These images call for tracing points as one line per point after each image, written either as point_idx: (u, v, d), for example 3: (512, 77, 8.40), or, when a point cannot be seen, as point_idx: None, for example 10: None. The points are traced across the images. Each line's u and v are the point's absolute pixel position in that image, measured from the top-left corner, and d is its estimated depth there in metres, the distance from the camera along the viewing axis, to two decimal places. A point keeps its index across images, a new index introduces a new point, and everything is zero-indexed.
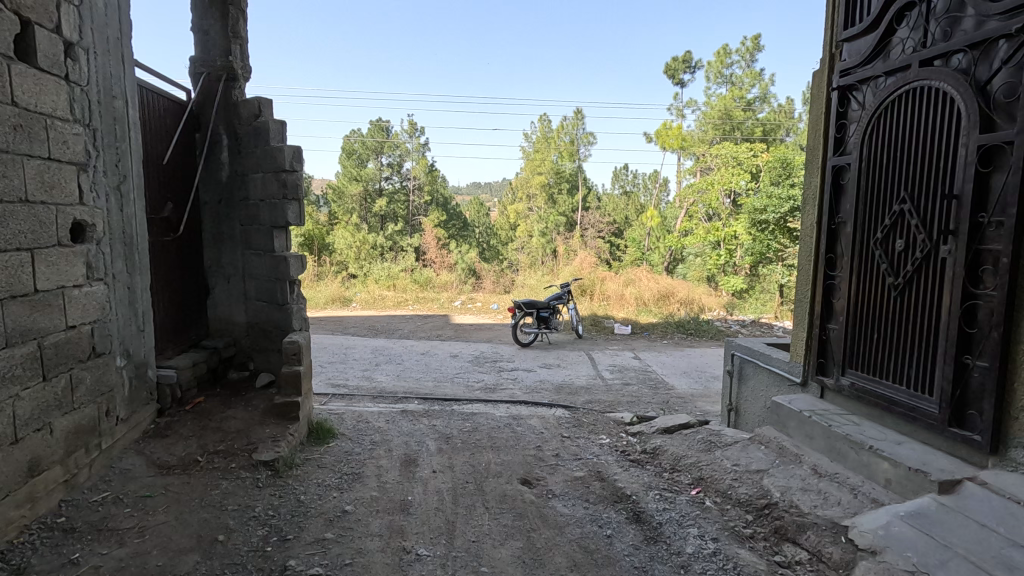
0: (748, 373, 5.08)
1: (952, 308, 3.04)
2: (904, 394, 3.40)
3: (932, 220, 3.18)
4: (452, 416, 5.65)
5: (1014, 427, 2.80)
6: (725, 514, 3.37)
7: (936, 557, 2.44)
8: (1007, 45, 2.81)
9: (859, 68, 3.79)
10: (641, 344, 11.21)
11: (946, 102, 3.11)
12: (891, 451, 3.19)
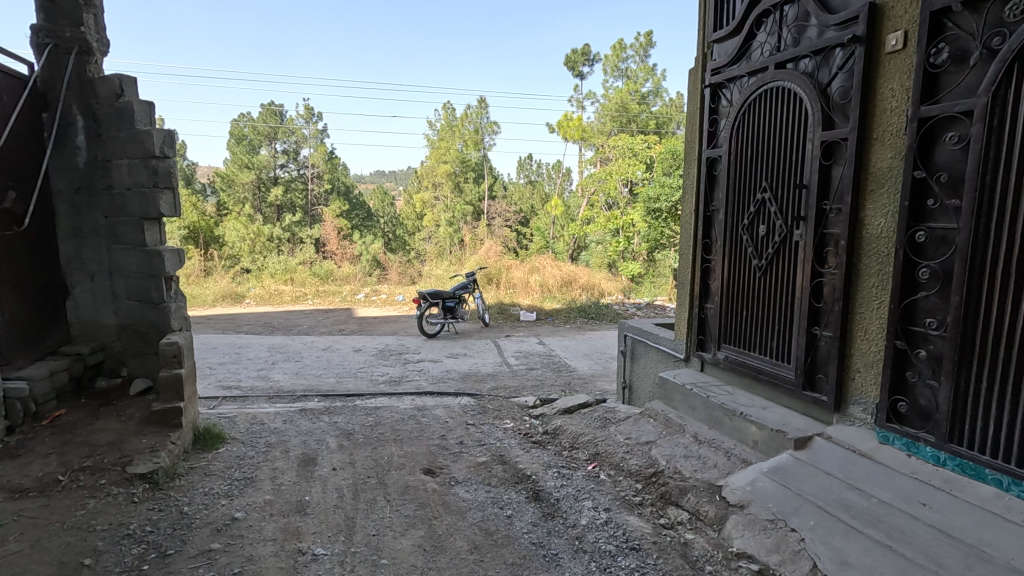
0: (639, 352, 5.42)
1: (804, 285, 3.44)
2: (768, 363, 3.80)
3: (787, 207, 3.57)
4: (355, 411, 5.52)
5: (852, 387, 3.23)
6: (618, 485, 3.60)
7: (792, 506, 2.78)
8: (841, 52, 3.19)
9: (727, 67, 4.13)
10: (546, 329, 11.57)
11: (796, 102, 3.49)
12: (758, 415, 3.57)
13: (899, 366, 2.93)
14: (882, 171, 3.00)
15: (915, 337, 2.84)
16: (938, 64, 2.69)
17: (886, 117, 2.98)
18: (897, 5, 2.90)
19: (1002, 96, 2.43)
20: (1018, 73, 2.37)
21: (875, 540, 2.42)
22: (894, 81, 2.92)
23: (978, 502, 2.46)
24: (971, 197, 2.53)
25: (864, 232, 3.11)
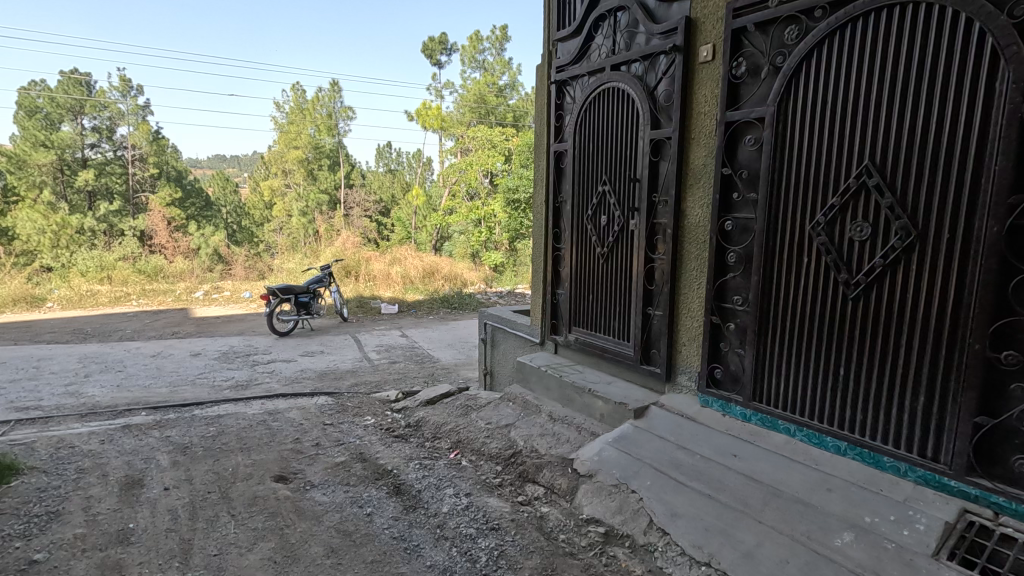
0: (498, 339, 5.58)
1: (639, 269, 3.80)
2: (612, 342, 4.14)
3: (624, 199, 3.90)
4: (193, 422, 4.96)
5: (679, 359, 3.65)
6: (479, 469, 3.68)
7: (632, 470, 3.08)
8: (664, 59, 3.54)
9: (569, 66, 4.37)
10: (409, 321, 11.39)
11: (629, 102, 3.81)
12: (603, 391, 3.88)
13: (715, 338, 3.38)
14: (698, 167, 3.40)
15: (727, 312, 3.30)
16: (739, 75, 3.12)
17: (700, 120, 3.37)
18: (707, 21, 3.30)
19: (784, 107, 2.89)
20: (795, 88, 2.84)
21: (698, 491, 2.78)
22: (706, 88, 3.32)
23: (774, 448, 2.95)
24: (765, 192, 2.99)
25: (685, 221, 3.52)
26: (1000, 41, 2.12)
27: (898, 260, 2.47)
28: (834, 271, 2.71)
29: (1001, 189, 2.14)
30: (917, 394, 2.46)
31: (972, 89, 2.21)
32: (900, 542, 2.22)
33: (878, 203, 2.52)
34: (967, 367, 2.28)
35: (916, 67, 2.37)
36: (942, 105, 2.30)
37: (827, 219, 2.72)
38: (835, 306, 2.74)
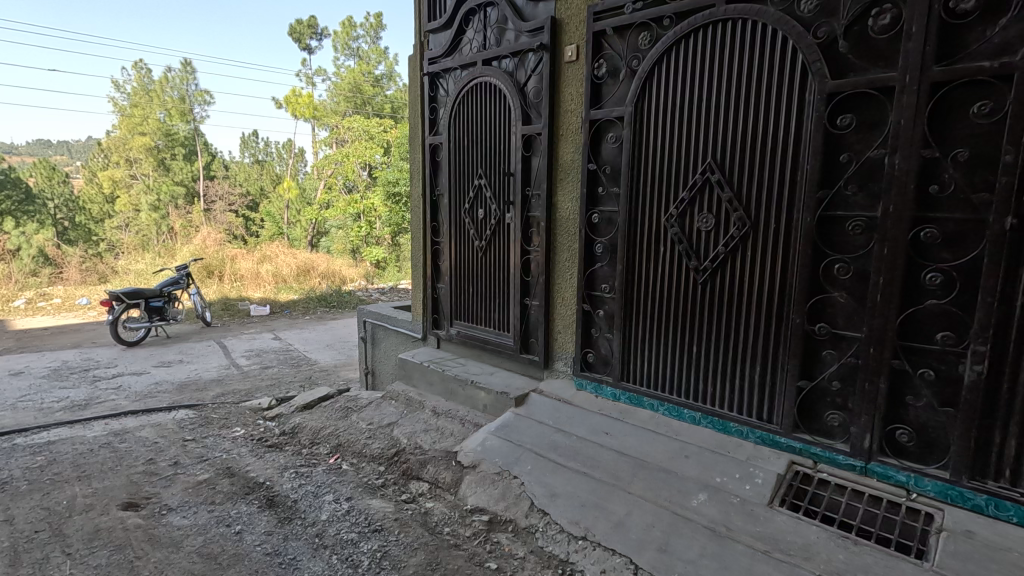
0: (379, 337, 5.43)
1: (516, 261, 3.90)
2: (492, 333, 4.21)
3: (500, 193, 3.98)
4: (14, 452, 4.24)
5: (555, 346, 3.81)
6: (360, 472, 3.56)
7: (514, 456, 3.17)
8: (533, 57, 3.65)
9: (442, 58, 4.34)
10: (283, 323, 10.68)
11: (502, 98, 3.88)
12: (485, 382, 3.95)
13: (587, 325, 3.58)
14: (567, 162, 3.56)
15: (596, 299, 3.51)
16: (600, 76, 3.30)
17: (567, 117, 3.53)
18: (570, 22, 3.44)
19: (640, 107, 3.12)
20: (649, 90, 3.07)
21: (575, 470, 2.93)
22: (571, 87, 3.48)
23: (640, 423, 3.20)
24: (625, 186, 3.21)
25: (556, 214, 3.67)
26: (808, 57, 2.46)
27: (736, 247, 2.79)
28: (686, 258, 3.00)
29: (812, 185, 2.50)
30: (754, 365, 2.81)
31: (789, 98, 2.55)
32: (743, 496, 2.52)
33: (719, 197, 2.83)
34: (791, 338, 2.65)
35: (746, 76, 2.68)
36: (766, 111, 2.63)
37: (679, 212, 2.99)
38: (687, 290, 3.03)
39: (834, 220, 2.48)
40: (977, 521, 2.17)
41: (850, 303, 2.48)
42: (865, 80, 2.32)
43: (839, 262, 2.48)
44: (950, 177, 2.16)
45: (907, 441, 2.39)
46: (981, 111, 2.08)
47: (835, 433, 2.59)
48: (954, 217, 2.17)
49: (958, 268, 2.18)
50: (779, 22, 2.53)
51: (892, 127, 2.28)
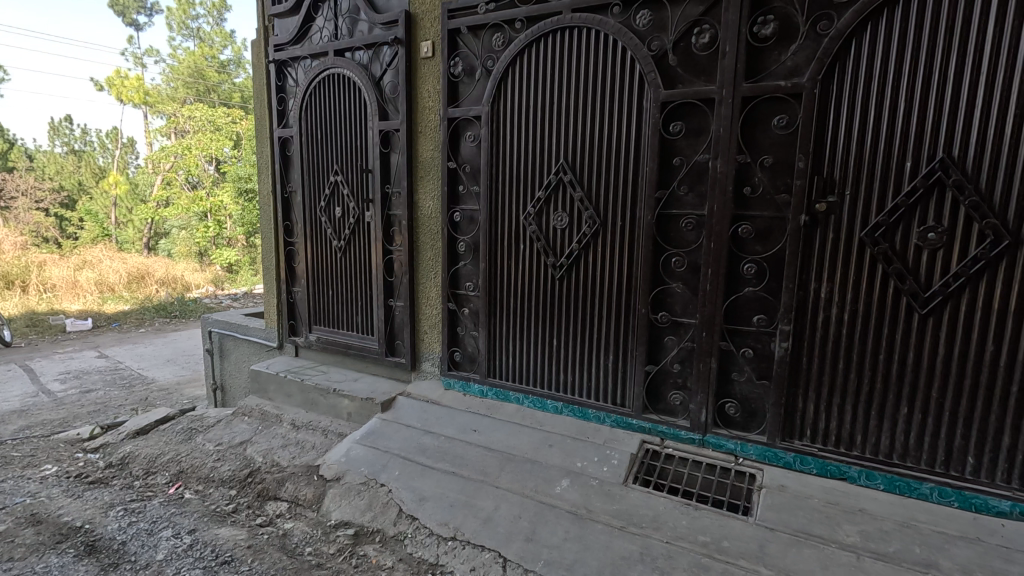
0: (228, 348, 4.94)
1: (378, 262, 3.77)
2: (355, 337, 4.03)
3: (358, 190, 3.82)
4: None
5: (422, 346, 3.75)
6: (206, 499, 3.20)
7: (381, 463, 3.06)
8: (388, 50, 3.54)
9: (289, 46, 4.05)
10: (110, 338, 9.29)
11: (356, 91, 3.72)
12: (349, 388, 3.76)
13: (452, 323, 3.57)
14: (426, 160, 3.51)
15: (461, 298, 3.51)
16: (456, 74, 3.30)
17: (425, 114, 3.48)
18: (425, 18, 3.39)
19: (496, 107, 3.17)
20: (504, 90, 3.13)
21: (443, 471, 2.90)
22: (428, 84, 3.43)
23: (507, 417, 3.26)
24: (485, 185, 3.24)
25: (418, 213, 3.60)
26: (644, 68, 2.67)
27: (588, 244, 2.96)
28: (543, 255, 3.11)
29: (651, 186, 2.73)
30: (607, 353, 3.01)
31: (629, 104, 2.75)
32: (601, 478, 2.68)
33: (572, 196, 2.97)
34: (638, 327, 2.87)
35: (591, 82, 2.84)
36: (610, 116, 2.81)
37: (536, 210, 3.10)
38: (546, 286, 3.15)
39: (670, 218, 2.73)
40: (787, 476, 2.53)
41: (685, 293, 2.75)
42: (690, 91, 2.58)
43: (675, 256, 2.73)
44: (759, 180, 2.49)
45: (734, 412, 2.71)
46: (780, 123, 2.42)
47: (677, 411, 2.86)
48: (763, 215, 2.50)
49: (767, 259, 2.52)
50: (618, 33, 2.72)
51: (713, 134, 2.56)
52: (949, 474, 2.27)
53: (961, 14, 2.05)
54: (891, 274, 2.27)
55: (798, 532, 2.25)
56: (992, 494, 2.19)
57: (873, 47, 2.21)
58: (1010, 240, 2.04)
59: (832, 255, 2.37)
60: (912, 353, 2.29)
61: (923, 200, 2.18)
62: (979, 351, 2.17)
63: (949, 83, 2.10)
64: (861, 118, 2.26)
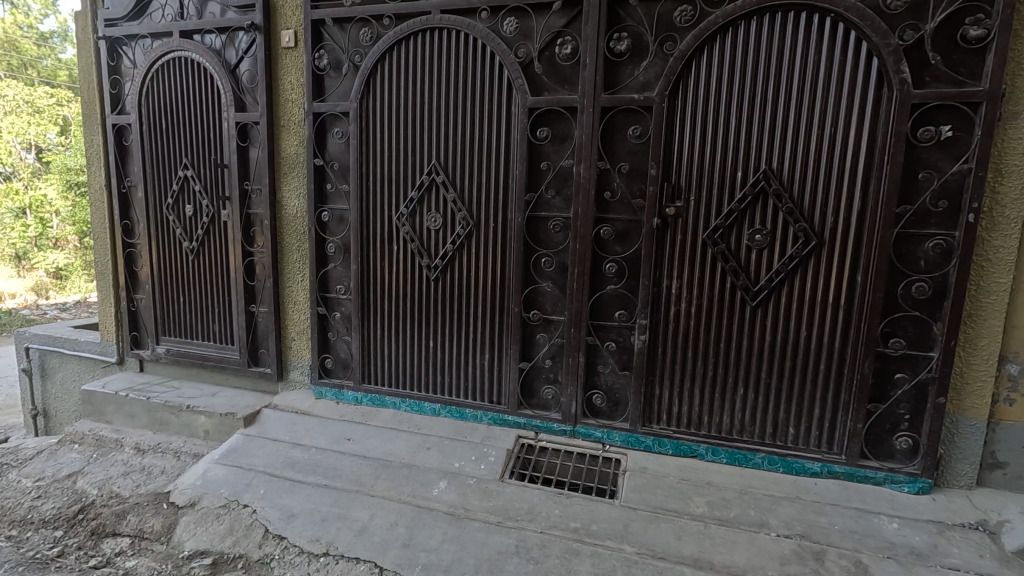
0: (52, 367, 4.26)
1: (237, 264, 3.48)
2: (213, 348, 3.68)
3: (211, 187, 3.49)
4: None
5: (289, 354, 3.52)
6: (23, 545, 2.66)
7: (243, 483, 2.81)
8: (244, 36, 3.28)
9: (123, 21, 3.58)
10: None
11: (208, 78, 3.40)
12: (205, 404, 3.43)
13: (322, 329, 3.40)
14: (290, 156, 3.30)
15: (331, 302, 3.36)
16: (322, 67, 3.14)
17: (288, 107, 3.27)
18: (285, 5, 3.18)
19: (365, 104, 3.06)
20: (373, 87, 3.03)
21: (315, 484, 2.75)
22: (291, 76, 3.23)
23: (383, 423, 3.17)
24: (355, 184, 3.13)
25: (282, 212, 3.38)
26: (512, 74, 2.75)
27: (462, 245, 2.98)
28: (418, 256, 3.08)
29: (520, 188, 2.81)
30: (483, 353, 3.05)
31: (499, 108, 2.81)
32: (478, 476, 2.72)
33: (445, 197, 2.97)
34: (511, 326, 2.95)
35: (462, 84, 2.86)
36: (480, 118, 2.85)
37: (409, 211, 3.05)
38: (420, 287, 3.12)
39: (539, 220, 2.84)
40: (648, 458, 2.76)
41: (555, 291, 2.88)
42: (555, 99, 2.70)
43: (545, 256, 2.85)
44: (618, 185, 2.68)
45: (600, 402, 2.89)
46: (635, 133, 2.62)
47: (549, 404, 2.99)
48: (621, 218, 2.69)
49: (626, 259, 2.72)
50: (487, 38, 2.77)
51: (576, 141, 2.70)
52: (776, 443, 2.62)
53: (777, 46, 2.37)
54: (727, 272, 2.56)
55: (656, 508, 2.46)
56: (807, 458, 2.57)
57: (709, 69, 2.48)
58: (816, 241, 2.42)
59: (680, 255, 2.62)
60: (746, 341, 2.60)
61: (752, 206, 2.49)
62: (796, 336, 2.53)
63: (768, 104, 2.42)
64: (701, 132, 2.52)
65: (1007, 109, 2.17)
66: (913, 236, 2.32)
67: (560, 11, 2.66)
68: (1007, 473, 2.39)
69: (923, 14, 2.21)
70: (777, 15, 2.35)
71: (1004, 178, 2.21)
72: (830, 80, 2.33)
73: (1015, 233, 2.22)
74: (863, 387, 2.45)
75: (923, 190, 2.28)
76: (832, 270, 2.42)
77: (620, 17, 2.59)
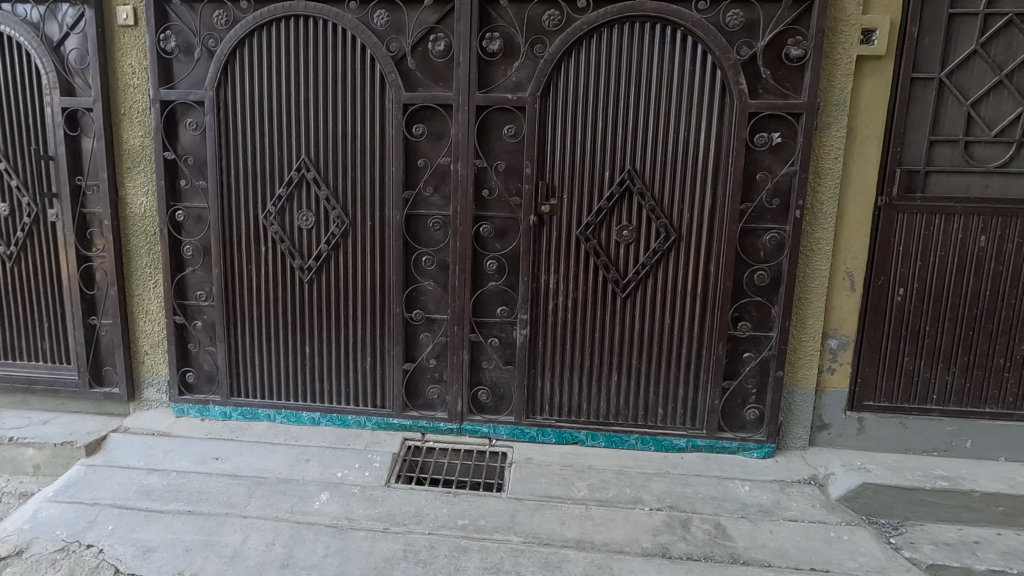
0: None
1: (71, 271, 3.04)
2: (43, 369, 3.18)
3: (33, 182, 3.00)
4: None
5: (142, 370, 3.15)
6: None
7: (85, 520, 2.44)
8: (69, 9, 2.86)
9: None
10: None
11: (24, 56, 2.92)
12: (35, 434, 2.95)
13: (181, 340, 3.08)
14: (133, 148, 2.94)
15: (191, 310, 3.05)
16: (169, 50, 2.82)
17: (129, 93, 2.90)
18: None
19: (222, 94, 2.81)
20: (231, 75, 2.79)
21: (176, 511, 2.48)
22: (131, 57, 2.87)
23: (256, 438, 2.95)
24: (213, 180, 2.86)
25: (126, 211, 3.00)
26: (385, 68, 2.68)
27: (338, 245, 2.85)
28: (289, 258, 2.89)
29: (397, 186, 2.75)
30: (364, 356, 2.96)
31: (372, 104, 2.73)
32: (363, 484, 2.63)
33: (317, 195, 2.82)
34: (393, 327, 2.88)
35: (332, 77, 2.73)
36: (352, 113, 2.75)
37: (277, 209, 2.86)
38: (293, 291, 2.94)
39: (417, 218, 2.80)
40: (532, 449, 2.84)
41: (436, 290, 2.85)
42: (430, 96, 2.67)
43: (426, 255, 2.81)
44: (495, 183, 2.71)
45: (486, 398, 2.92)
46: (509, 132, 2.67)
47: (435, 404, 2.96)
48: (499, 216, 2.73)
49: (505, 256, 2.77)
50: (356, 29, 2.67)
51: (452, 139, 2.70)
52: (647, 424, 2.82)
53: (637, 55, 2.55)
54: (600, 266, 2.70)
55: (541, 497, 2.54)
56: (674, 435, 2.80)
57: (577, 72, 2.59)
58: (676, 237, 2.63)
59: (557, 251, 2.73)
60: (618, 330, 2.77)
61: (619, 204, 2.66)
62: (662, 324, 2.74)
63: (630, 108, 2.59)
64: (572, 133, 2.63)
65: (822, 119, 2.52)
66: (754, 229, 2.61)
67: (431, 7, 2.63)
68: (831, 433, 2.78)
69: (755, 33, 2.49)
70: (635, 25, 2.52)
71: (821, 179, 2.56)
72: (682, 88, 2.55)
73: (831, 227, 2.58)
74: (718, 367, 2.71)
75: (760, 189, 2.58)
76: (689, 263, 2.66)
77: (491, 17, 2.62)
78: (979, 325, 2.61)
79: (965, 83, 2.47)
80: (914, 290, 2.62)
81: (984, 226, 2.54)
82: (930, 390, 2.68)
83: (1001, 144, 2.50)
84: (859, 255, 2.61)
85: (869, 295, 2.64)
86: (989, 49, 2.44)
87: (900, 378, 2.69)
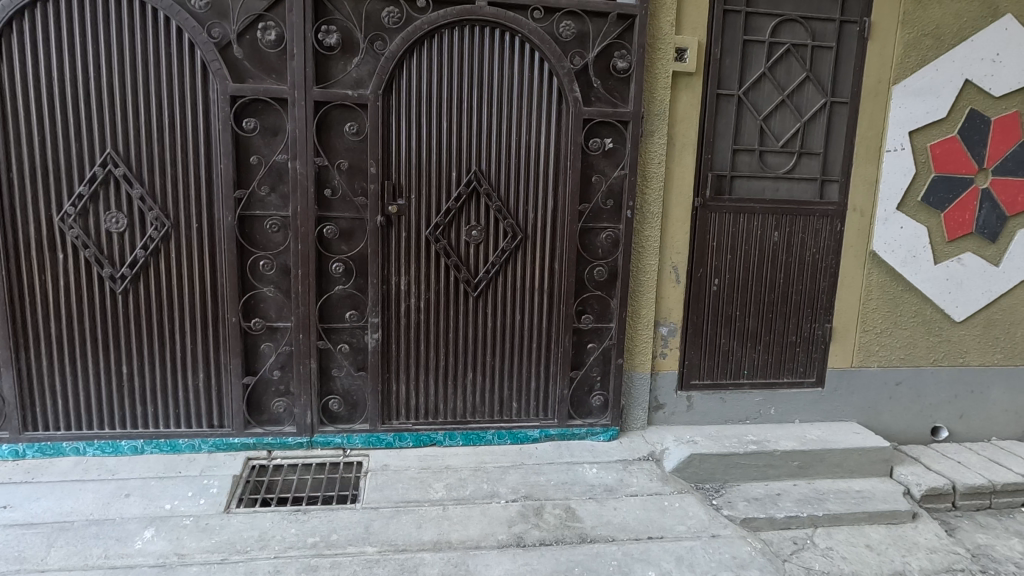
0: None
1: None
2: None
3: None
4: None
5: None
6: None
7: None
8: None
9: None
10: None
11: None
12: None
13: None
14: None
15: None
16: None
17: None
18: None
19: None
20: (7, 51, 2.36)
21: None
22: None
23: (59, 476, 2.52)
24: None
25: None
26: (206, 55, 2.43)
27: (157, 250, 2.54)
28: (95, 265, 2.52)
29: (226, 185, 2.52)
30: (196, 372, 2.68)
31: (192, 93, 2.47)
32: (196, 513, 2.37)
33: (128, 194, 2.49)
34: (229, 339, 2.64)
35: (141, 60, 2.42)
36: (168, 103, 2.46)
37: (76, 210, 2.47)
38: (102, 304, 2.56)
39: (252, 220, 2.59)
40: (388, 455, 2.77)
41: (277, 296, 2.67)
42: (261, 88, 2.48)
43: (263, 259, 2.61)
44: (338, 183, 2.60)
45: (338, 407, 2.79)
46: (350, 130, 2.57)
47: (282, 418, 2.77)
48: (344, 217, 2.63)
49: (353, 258, 2.67)
50: (169, 9, 2.39)
51: (289, 134, 2.54)
52: (502, 419, 2.90)
53: (477, 58, 2.60)
54: (450, 266, 2.72)
55: (397, 502, 2.48)
56: (528, 427, 2.91)
57: (419, 71, 2.57)
58: (522, 236, 2.73)
59: (406, 252, 2.69)
60: (471, 329, 2.80)
61: (466, 205, 2.69)
62: (512, 321, 2.82)
63: (474, 110, 2.63)
64: (417, 132, 2.61)
65: (647, 128, 2.77)
66: (592, 229, 2.80)
67: None
68: (665, 411, 3.07)
69: (586, 44, 2.66)
70: (475, 28, 2.57)
71: (648, 182, 2.82)
72: (522, 92, 2.65)
73: (657, 225, 2.85)
74: (566, 358, 2.87)
75: (596, 191, 2.77)
76: (536, 261, 2.77)
77: (326, 8, 2.50)
78: (776, 308, 3.05)
79: (758, 100, 2.87)
80: (725, 281, 2.98)
81: (777, 224, 2.97)
82: (742, 366, 3.08)
83: (786, 154, 2.94)
84: (681, 251, 2.92)
85: (691, 286, 2.96)
86: (774, 72, 2.86)
87: (718, 358, 3.05)
